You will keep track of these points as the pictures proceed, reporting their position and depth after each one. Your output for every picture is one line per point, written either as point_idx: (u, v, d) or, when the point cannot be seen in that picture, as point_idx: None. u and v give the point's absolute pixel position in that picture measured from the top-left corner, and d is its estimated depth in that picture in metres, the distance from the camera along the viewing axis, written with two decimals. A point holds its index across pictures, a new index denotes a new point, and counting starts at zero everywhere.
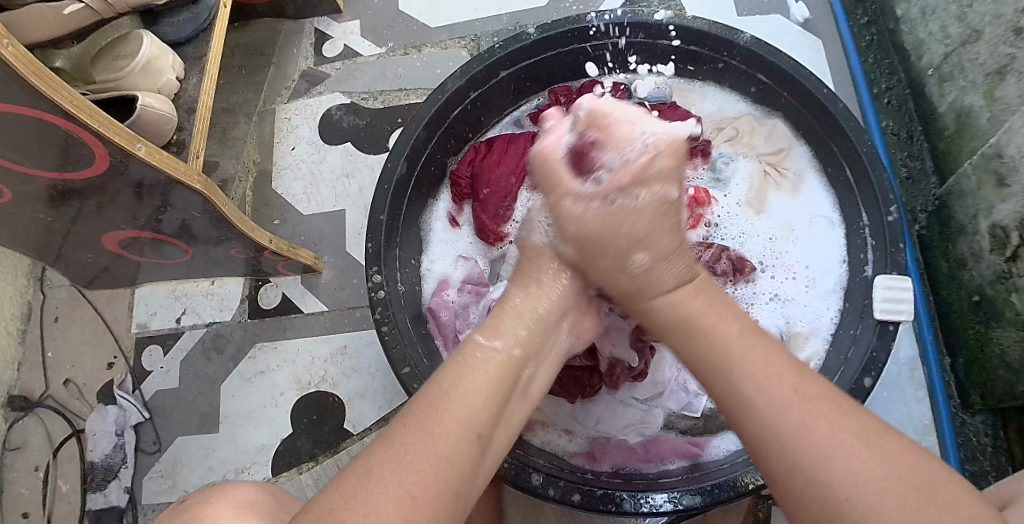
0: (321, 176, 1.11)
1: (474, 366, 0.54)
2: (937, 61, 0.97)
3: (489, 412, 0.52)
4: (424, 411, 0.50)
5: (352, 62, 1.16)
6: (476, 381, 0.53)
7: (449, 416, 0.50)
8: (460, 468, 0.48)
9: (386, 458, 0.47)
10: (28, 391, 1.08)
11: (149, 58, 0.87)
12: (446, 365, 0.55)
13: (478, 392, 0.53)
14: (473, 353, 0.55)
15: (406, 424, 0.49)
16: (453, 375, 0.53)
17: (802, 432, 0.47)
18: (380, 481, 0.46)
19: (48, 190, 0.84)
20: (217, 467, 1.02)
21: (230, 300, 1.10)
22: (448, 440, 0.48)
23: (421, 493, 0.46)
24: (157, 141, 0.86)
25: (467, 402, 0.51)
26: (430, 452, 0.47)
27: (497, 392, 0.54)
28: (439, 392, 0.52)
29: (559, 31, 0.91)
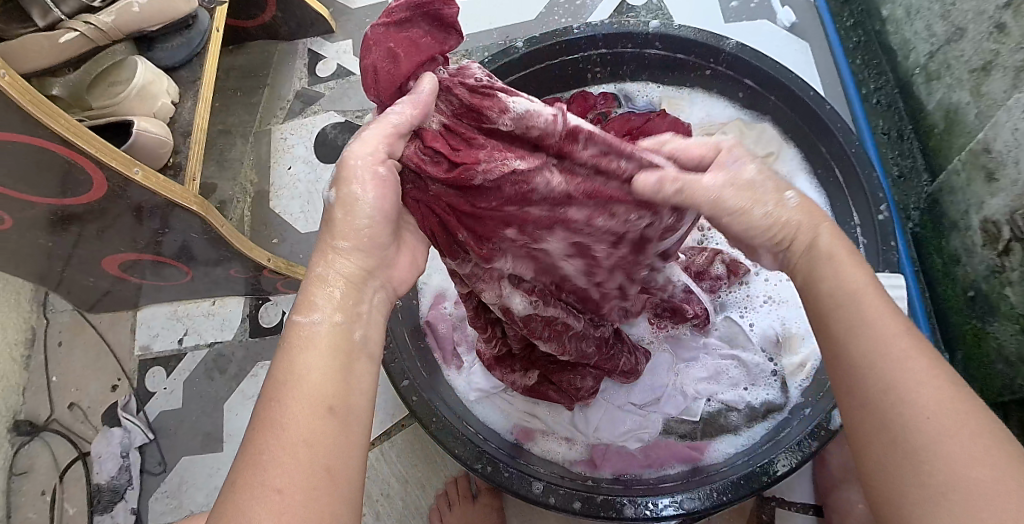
0: (317, 194, 1.12)
1: (307, 344, 0.50)
2: (923, 60, 0.98)
3: (337, 382, 0.48)
4: (268, 407, 0.46)
5: (346, 81, 1.18)
6: (314, 359, 0.49)
7: (291, 404, 0.46)
8: (326, 450, 0.45)
9: (245, 466, 0.44)
10: (34, 416, 1.09)
11: (144, 83, 0.88)
12: (280, 352, 0.50)
13: (319, 367, 0.48)
14: (297, 333, 0.50)
15: (257, 429, 0.45)
16: (289, 358, 0.49)
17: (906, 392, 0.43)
18: (242, 489, 0.42)
19: (49, 216, 0.85)
20: (222, 486, 1.02)
21: (231, 320, 1.11)
22: (298, 430, 0.45)
23: (289, 482, 0.42)
24: (154, 164, 0.88)
25: (307, 385, 0.47)
26: (284, 445, 0.44)
27: (335, 362, 0.49)
28: (276, 382, 0.47)
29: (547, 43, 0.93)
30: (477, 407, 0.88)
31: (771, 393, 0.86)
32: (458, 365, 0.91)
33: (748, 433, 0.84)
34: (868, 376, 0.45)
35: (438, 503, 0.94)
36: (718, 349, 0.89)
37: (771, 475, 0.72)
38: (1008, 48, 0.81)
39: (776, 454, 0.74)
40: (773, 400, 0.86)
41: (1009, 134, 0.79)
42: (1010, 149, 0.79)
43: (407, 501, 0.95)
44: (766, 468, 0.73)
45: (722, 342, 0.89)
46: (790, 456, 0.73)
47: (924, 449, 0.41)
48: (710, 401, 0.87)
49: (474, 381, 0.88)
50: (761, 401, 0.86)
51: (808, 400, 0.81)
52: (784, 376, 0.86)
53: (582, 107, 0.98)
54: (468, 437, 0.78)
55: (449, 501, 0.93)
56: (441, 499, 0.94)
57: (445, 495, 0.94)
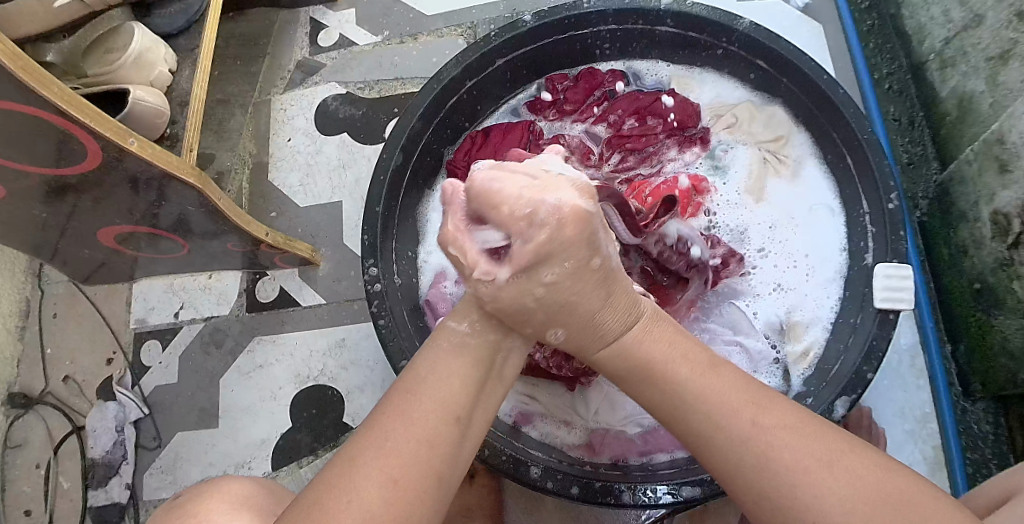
0: (317, 167, 1.10)
1: (448, 351, 0.52)
2: (938, 45, 0.95)
3: (470, 396, 0.50)
4: (403, 398, 0.49)
5: (348, 52, 1.15)
6: (453, 366, 0.51)
7: (429, 405, 0.48)
8: (443, 453, 0.47)
9: (368, 446, 0.46)
10: (28, 388, 1.08)
11: (141, 51, 0.85)
12: (422, 354, 0.53)
13: (458, 374, 0.51)
14: (446, 339, 0.53)
15: (386, 413, 0.48)
16: (431, 360, 0.51)
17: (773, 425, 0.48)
18: (360, 466, 0.45)
19: (42, 186, 0.83)
20: (218, 462, 1.02)
21: (228, 295, 1.09)
22: (423, 430, 0.47)
23: (405, 477, 0.45)
24: (150, 134, 0.85)
25: (441, 390, 0.49)
26: (408, 439, 0.46)
27: (474, 376, 0.51)
28: (414, 377, 0.50)
29: (555, 17, 0.90)
30: None
31: (773, 381, 0.85)
32: None
33: None
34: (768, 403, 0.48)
35: None
36: (722, 334, 0.87)
37: None
38: None
39: None
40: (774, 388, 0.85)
41: None
42: None
43: None
44: None
45: (726, 327, 0.88)
46: None
47: (787, 475, 0.46)
48: None
49: None
50: None
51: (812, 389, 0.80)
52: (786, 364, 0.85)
53: (591, 84, 0.98)
54: None
55: None
56: None
57: None
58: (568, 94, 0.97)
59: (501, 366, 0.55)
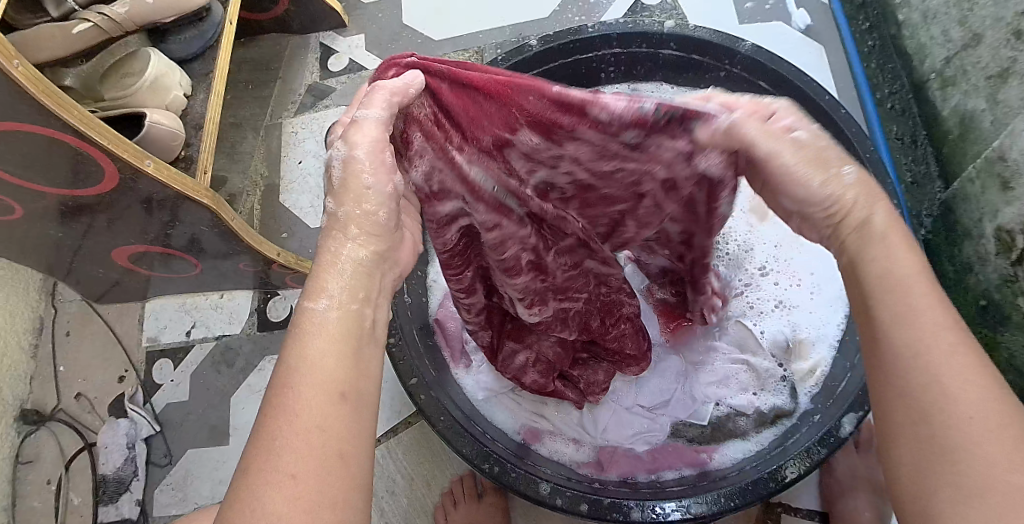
0: (328, 188, 1.12)
1: (310, 331, 0.44)
2: (938, 65, 0.97)
3: (351, 365, 0.43)
4: (283, 392, 0.41)
5: (358, 76, 1.18)
6: (324, 340, 0.44)
7: (309, 388, 0.41)
8: (344, 433, 0.41)
9: (258, 454, 0.39)
10: (41, 405, 1.09)
11: (157, 75, 0.88)
12: (285, 339, 0.44)
13: (329, 348, 0.44)
14: (308, 320, 0.45)
15: (268, 416, 0.41)
16: (299, 340, 0.43)
17: (941, 389, 0.40)
18: (255, 480, 0.39)
19: (60, 207, 0.85)
20: (228, 479, 1.03)
21: (239, 313, 1.11)
22: (314, 417, 0.40)
23: (304, 469, 0.39)
24: (165, 157, 0.87)
25: (321, 370, 0.42)
26: (298, 433, 0.40)
27: (347, 343, 0.44)
28: (287, 367, 0.42)
29: (559, 42, 0.92)
30: (486, 405, 0.88)
31: (780, 398, 0.86)
32: (467, 363, 0.90)
33: (757, 438, 0.84)
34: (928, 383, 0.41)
35: (443, 501, 0.94)
36: (726, 353, 0.89)
37: (779, 482, 0.73)
38: None
39: (785, 460, 0.74)
40: (781, 406, 0.85)
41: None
42: None
43: (413, 498, 0.95)
44: (774, 474, 0.73)
45: (732, 346, 0.89)
46: (799, 463, 0.73)
47: (959, 450, 0.38)
48: (718, 405, 0.87)
49: (484, 381, 0.88)
50: (769, 406, 0.85)
51: (819, 406, 0.80)
52: (793, 382, 0.86)
53: None
54: (475, 437, 0.78)
55: (455, 500, 0.93)
56: (446, 497, 0.94)
57: (451, 493, 0.94)
58: None
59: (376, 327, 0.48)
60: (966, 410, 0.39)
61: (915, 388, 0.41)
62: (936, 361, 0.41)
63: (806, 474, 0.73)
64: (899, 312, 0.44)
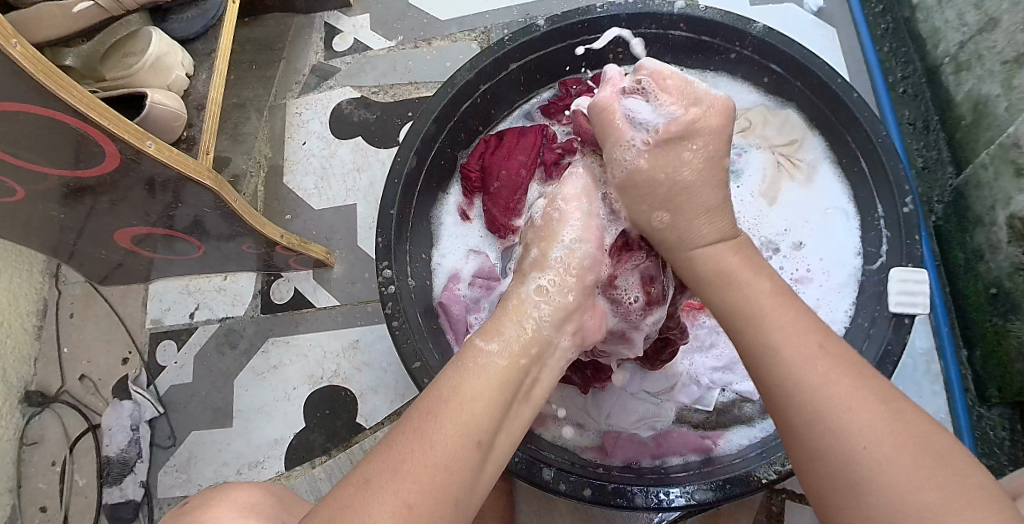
0: (332, 170, 1.11)
1: (472, 370, 0.52)
2: (953, 49, 0.95)
3: (491, 417, 0.50)
4: (424, 417, 0.48)
5: (362, 56, 1.16)
6: (483, 388, 0.51)
7: (451, 427, 0.48)
8: (462, 474, 0.47)
9: (383, 468, 0.46)
10: (45, 387, 1.10)
11: (159, 54, 0.87)
12: (450, 371, 0.52)
13: (486, 393, 0.51)
14: (473, 358, 0.53)
15: (405, 432, 0.48)
16: (458, 376, 0.51)
17: (834, 420, 0.44)
18: (375, 487, 0.45)
19: (61, 188, 0.84)
20: (231, 461, 1.03)
21: (243, 296, 1.10)
22: (442, 452, 0.46)
23: (419, 502, 0.44)
24: (167, 137, 0.86)
25: (465, 411, 0.49)
26: (425, 461, 0.46)
27: (500, 399, 0.51)
28: (437, 398, 0.50)
29: (567, 22, 0.90)
30: None
31: None
32: None
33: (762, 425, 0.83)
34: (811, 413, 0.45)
35: None
36: None
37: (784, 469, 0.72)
38: None
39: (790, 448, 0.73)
40: None
41: None
42: None
43: None
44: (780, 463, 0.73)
45: None
46: None
47: (863, 480, 0.42)
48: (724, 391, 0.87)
49: None
50: None
51: None
52: None
53: None
54: None
55: None
56: None
57: None
58: (582, 98, 0.96)
59: (529, 387, 0.55)
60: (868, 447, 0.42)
61: (811, 435, 0.45)
62: (832, 406, 0.44)
63: None
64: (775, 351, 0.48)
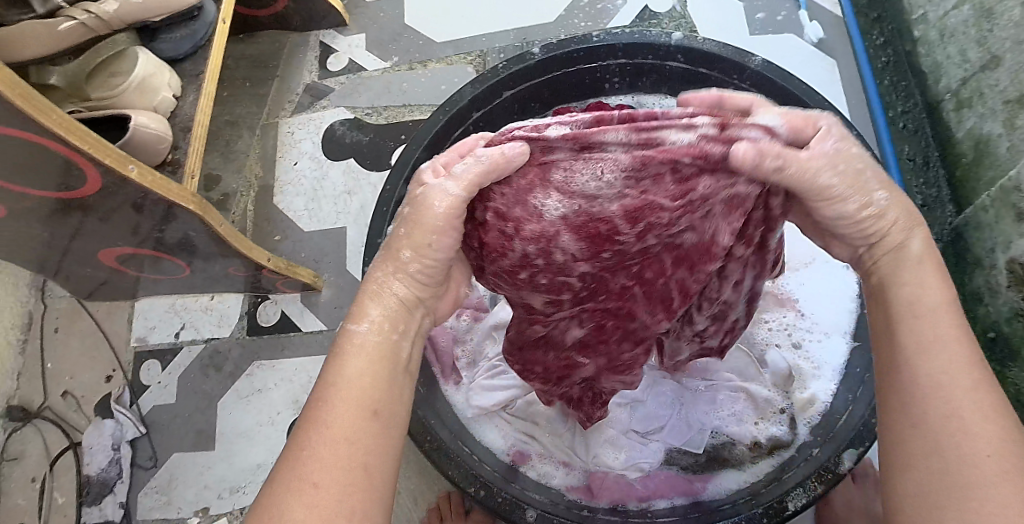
0: (322, 192, 1.10)
1: (346, 348, 0.53)
2: (954, 85, 0.94)
3: (385, 385, 0.52)
4: (317, 402, 0.50)
5: (357, 76, 1.15)
6: (365, 362, 0.52)
7: (343, 410, 0.49)
8: (370, 446, 0.48)
9: (288, 473, 0.46)
10: (27, 402, 1.08)
11: (146, 75, 0.85)
12: (330, 356, 0.53)
13: (369, 369, 0.52)
14: (349, 339, 0.53)
15: (305, 426, 0.48)
16: (337, 365, 0.52)
17: (919, 368, 0.47)
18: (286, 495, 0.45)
19: (43, 208, 0.83)
20: (213, 485, 1.01)
21: (228, 317, 1.09)
22: (340, 431, 0.48)
23: (326, 481, 0.45)
24: (151, 161, 0.84)
25: (352, 387, 0.50)
26: (330, 452, 0.47)
27: (383, 368, 0.52)
28: (324, 381, 0.51)
29: (564, 51, 0.89)
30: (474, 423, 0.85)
31: (780, 428, 0.82)
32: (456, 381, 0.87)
33: (752, 470, 0.81)
34: (928, 399, 0.46)
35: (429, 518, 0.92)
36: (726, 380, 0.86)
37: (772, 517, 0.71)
38: None
39: (780, 495, 0.72)
40: (781, 437, 0.82)
41: None
42: None
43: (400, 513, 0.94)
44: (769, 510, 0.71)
45: (732, 375, 0.86)
46: (794, 499, 0.71)
47: (938, 430, 0.45)
48: (714, 434, 0.85)
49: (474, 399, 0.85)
50: (767, 436, 0.82)
51: (818, 439, 0.78)
52: (792, 412, 0.83)
53: None
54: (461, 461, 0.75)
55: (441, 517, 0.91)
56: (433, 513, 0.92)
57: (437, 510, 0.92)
58: None
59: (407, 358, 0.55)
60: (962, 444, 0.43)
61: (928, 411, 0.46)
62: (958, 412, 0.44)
63: (802, 511, 0.71)
64: (923, 350, 0.47)
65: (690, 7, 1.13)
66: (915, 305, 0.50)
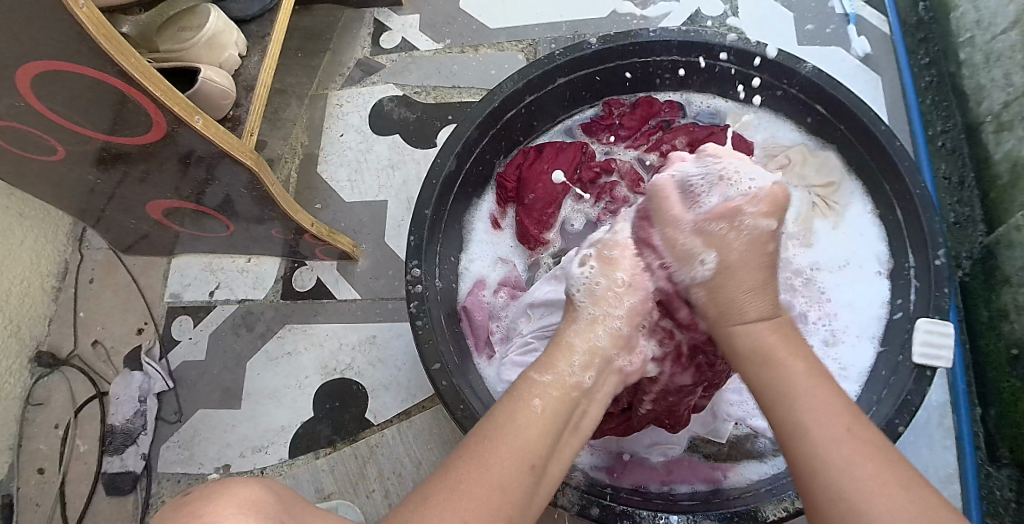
0: (366, 164, 1.12)
1: (526, 396, 0.58)
2: (996, 108, 0.96)
3: (547, 442, 0.56)
4: (480, 441, 0.54)
5: (408, 55, 1.17)
6: (540, 417, 0.57)
7: (512, 456, 0.53)
8: (518, 497, 0.51)
9: (441, 487, 0.50)
10: (56, 349, 1.10)
11: (215, 32, 0.88)
12: (503, 402, 0.58)
13: (542, 426, 0.56)
14: (526, 388, 0.59)
15: (464, 457, 0.52)
16: (511, 411, 0.57)
17: (821, 449, 0.50)
18: (434, 502, 0.48)
19: (101, 152, 0.85)
20: (235, 443, 1.03)
21: (264, 280, 1.11)
22: (503, 473, 0.51)
23: (476, 519, 0.48)
24: (213, 114, 0.87)
25: (518, 436, 0.54)
26: (486, 480, 0.50)
27: (555, 422, 0.57)
28: (493, 425, 0.55)
29: (619, 43, 0.91)
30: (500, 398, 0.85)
31: None
32: (490, 354, 0.89)
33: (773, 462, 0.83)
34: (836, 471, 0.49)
35: None
36: None
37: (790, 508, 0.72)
38: None
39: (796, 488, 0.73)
40: None
41: None
42: None
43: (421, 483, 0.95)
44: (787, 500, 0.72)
45: None
46: None
47: (851, 496, 0.47)
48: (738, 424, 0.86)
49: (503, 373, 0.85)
50: None
51: None
52: None
53: (647, 112, 0.99)
54: None
55: None
56: None
57: None
58: (623, 120, 0.99)
59: (579, 418, 0.61)
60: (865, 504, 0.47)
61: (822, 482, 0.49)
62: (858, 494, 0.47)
63: None
64: (805, 420, 0.53)
65: (740, 14, 1.17)
66: (788, 412, 0.54)
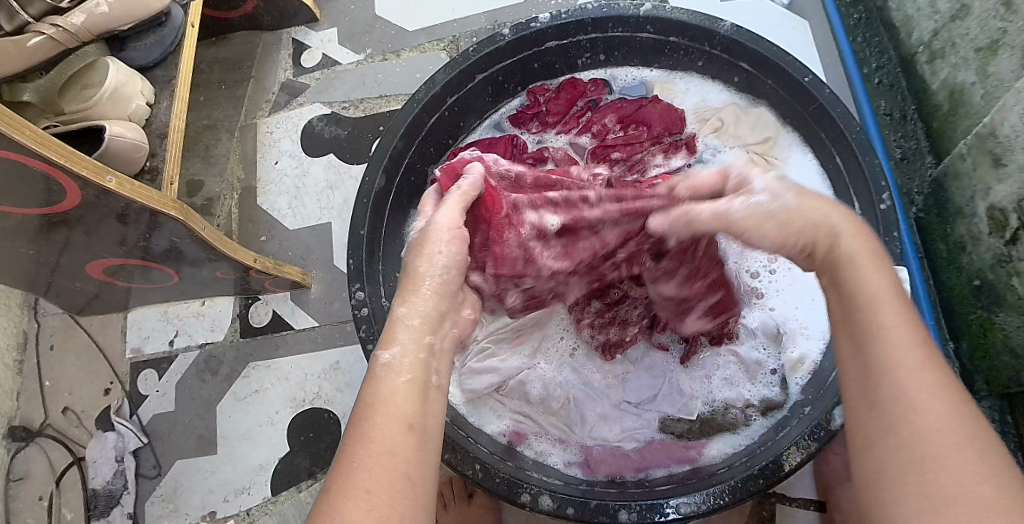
0: (306, 189, 1.10)
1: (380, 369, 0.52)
2: (927, 38, 0.94)
3: (416, 403, 0.50)
4: (356, 423, 0.48)
5: (331, 71, 1.15)
6: (395, 379, 0.51)
7: (387, 424, 0.47)
8: (412, 457, 0.47)
9: (336, 475, 0.46)
10: (27, 421, 1.08)
11: (117, 85, 0.86)
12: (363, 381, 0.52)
13: (402, 384, 0.50)
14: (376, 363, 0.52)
15: (348, 442, 0.47)
16: (373, 384, 0.51)
17: (903, 379, 0.44)
18: (338, 496, 0.44)
19: (26, 226, 0.83)
20: (218, 489, 1.02)
21: (221, 320, 1.09)
22: (383, 443, 0.46)
23: (377, 486, 0.44)
24: (129, 168, 0.85)
25: (390, 403, 0.49)
26: (371, 456, 0.46)
27: (416, 383, 0.51)
28: (364, 404, 0.49)
29: (532, 30, 0.89)
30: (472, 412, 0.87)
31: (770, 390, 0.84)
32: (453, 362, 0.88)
33: (747, 431, 0.82)
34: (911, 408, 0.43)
35: None
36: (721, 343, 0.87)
37: (770, 477, 0.70)
38: (1017, 26, 0.77)
39: (773, 456, 0.71)
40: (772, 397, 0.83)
41: (1016, 118, 0.76)
42: (1017, 134, 0.76)
43: None
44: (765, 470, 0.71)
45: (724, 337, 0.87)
46: (787, 460, 0.71)
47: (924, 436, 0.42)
48: (708, 401, 0.85)
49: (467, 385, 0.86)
50: (759, 398, 0.84)
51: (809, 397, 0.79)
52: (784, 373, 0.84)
53: (572, 94, 0.97)
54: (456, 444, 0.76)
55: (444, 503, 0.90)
56: None
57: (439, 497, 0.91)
58: (549, 105, 0.97)
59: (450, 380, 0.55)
60: (931, 441, 0.42)
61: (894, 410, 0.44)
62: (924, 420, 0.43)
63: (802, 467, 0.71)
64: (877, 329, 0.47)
65: None
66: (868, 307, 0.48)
